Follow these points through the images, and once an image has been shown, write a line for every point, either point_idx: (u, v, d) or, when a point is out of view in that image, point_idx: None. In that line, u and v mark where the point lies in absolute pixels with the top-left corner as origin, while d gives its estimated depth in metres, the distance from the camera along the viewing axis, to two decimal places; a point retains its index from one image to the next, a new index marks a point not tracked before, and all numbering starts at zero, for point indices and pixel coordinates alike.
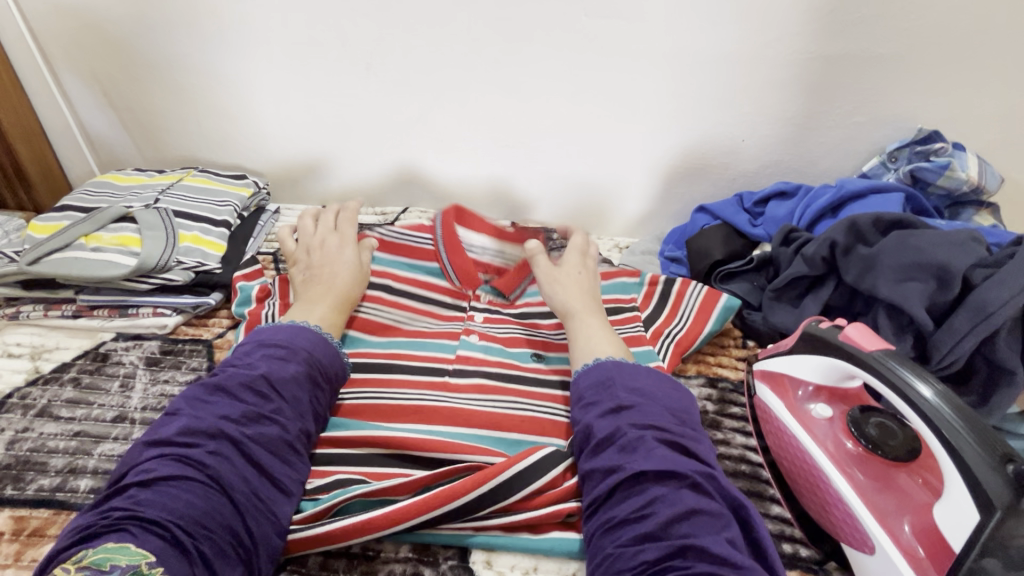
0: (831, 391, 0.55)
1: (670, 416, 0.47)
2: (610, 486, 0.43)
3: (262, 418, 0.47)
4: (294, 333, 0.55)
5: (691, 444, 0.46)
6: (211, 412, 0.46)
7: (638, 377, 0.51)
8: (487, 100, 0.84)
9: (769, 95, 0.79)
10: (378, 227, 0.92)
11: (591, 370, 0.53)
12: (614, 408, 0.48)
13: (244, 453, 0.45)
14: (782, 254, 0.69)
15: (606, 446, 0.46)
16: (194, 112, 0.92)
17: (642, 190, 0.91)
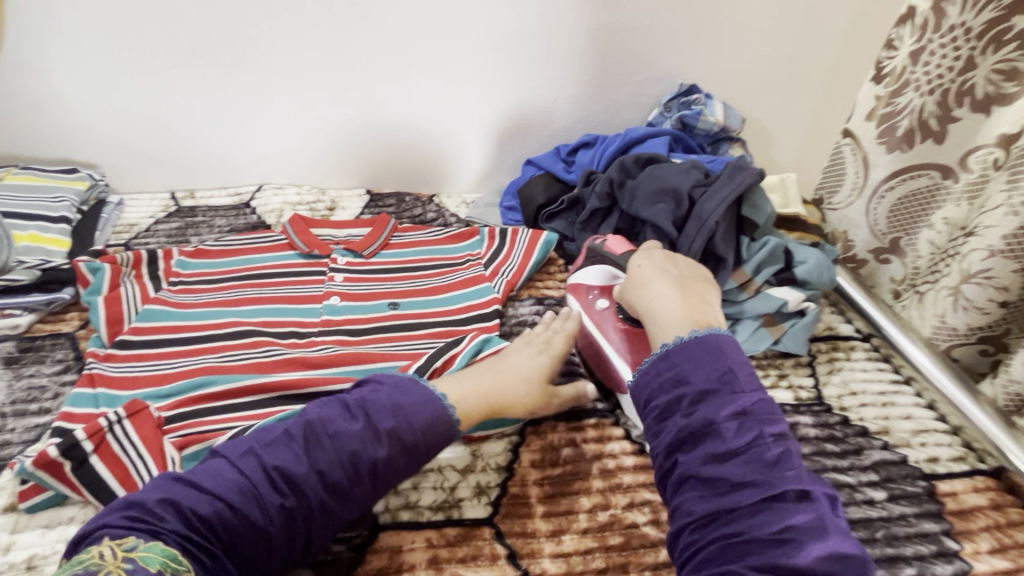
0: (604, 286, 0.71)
1: (753, 409, 0.49)
2: (706, 449, 0.47)
3: (358, 465, 0.49)
4: (425, 410, 0.53)
5: (787, 445, 0.47)
6: (325, 445, 0.49)
7: (739, 365, 0.52)
8: (323, 78, 0.90)
9: (566, 61, 0.95)
10: (234, 208, 0.95)
11: (694, 337, 0.54)
12: (719, 384, 0.50)
13: (321, 483, 0.48)
14: (585, 193, 0.87)
15: (700, 415, 0.49)
16: (2, 107, 0.87)
17: (480, 150, 1.04)
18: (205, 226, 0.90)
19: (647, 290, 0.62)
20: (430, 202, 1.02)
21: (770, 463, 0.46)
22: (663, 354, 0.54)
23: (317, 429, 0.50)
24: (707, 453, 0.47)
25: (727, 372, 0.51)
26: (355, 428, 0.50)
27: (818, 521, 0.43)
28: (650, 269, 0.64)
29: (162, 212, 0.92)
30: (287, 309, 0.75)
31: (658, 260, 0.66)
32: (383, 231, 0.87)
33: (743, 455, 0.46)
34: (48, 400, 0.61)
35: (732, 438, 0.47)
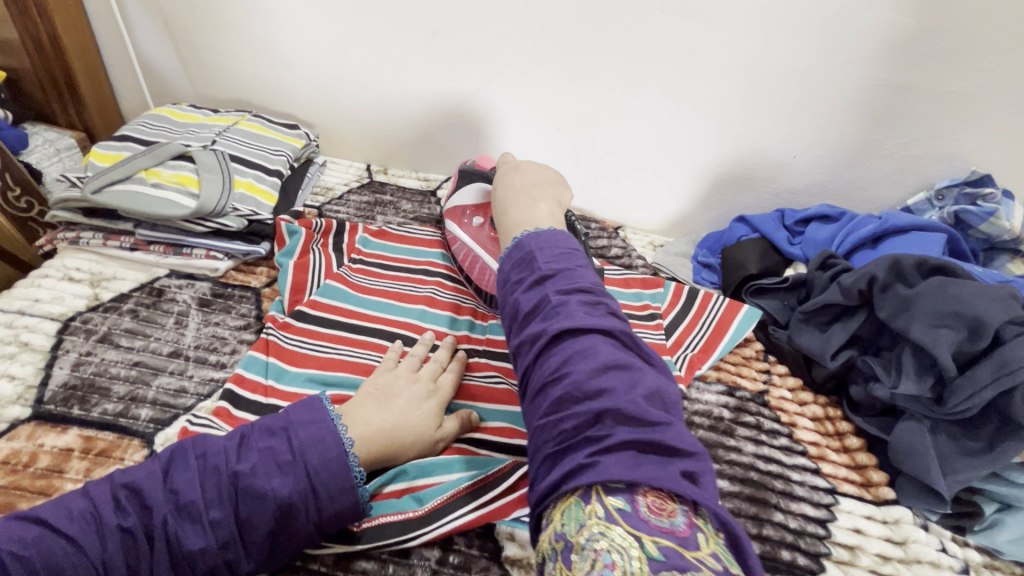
0: (480, 204, 0.73)
1: (585, 285, 0.45)
2: (535, 327, 0.43)
3: (215, 486, 0.41)
4: (313, 429, 0.45)
5: (568, 309, 0.43)
6: (178, 478, 0.42)
7: (582, 266, 0.47)
8: (547, 84, 0.84)
9: (826, 116, 0.79)
10: (421, 193, 0.93)
11: (543, 234, 0.50)
12: (554, 274, 0.45)
13: (174, 512, 0.40)
14: (817, 278, 0.72)
15: (536, 296, 0.44)
16: (250, 54, 0.91)
17: (685, 191, 0.92)
18: (391, 207, 0.89)
19: (497, 198, 0.62)
20: (615, 234, 0.92)
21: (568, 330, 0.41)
22: (520, 259, 0.49)
23: (186, 449, 0.43)
24: (532, 340, 0.42)
25: (568, 268, 0.46)
26: (221, 444, 0.44)
27: (630, 379, 0.38)
28: (501, 189, 0.62)
29: (355, 182, 0.92)
30: (457, 321, 0.68)
31: (515, 176, 0.63)
32: None
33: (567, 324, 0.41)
34: (225, 355, 0.60)
35: (533, 309, 0.44)
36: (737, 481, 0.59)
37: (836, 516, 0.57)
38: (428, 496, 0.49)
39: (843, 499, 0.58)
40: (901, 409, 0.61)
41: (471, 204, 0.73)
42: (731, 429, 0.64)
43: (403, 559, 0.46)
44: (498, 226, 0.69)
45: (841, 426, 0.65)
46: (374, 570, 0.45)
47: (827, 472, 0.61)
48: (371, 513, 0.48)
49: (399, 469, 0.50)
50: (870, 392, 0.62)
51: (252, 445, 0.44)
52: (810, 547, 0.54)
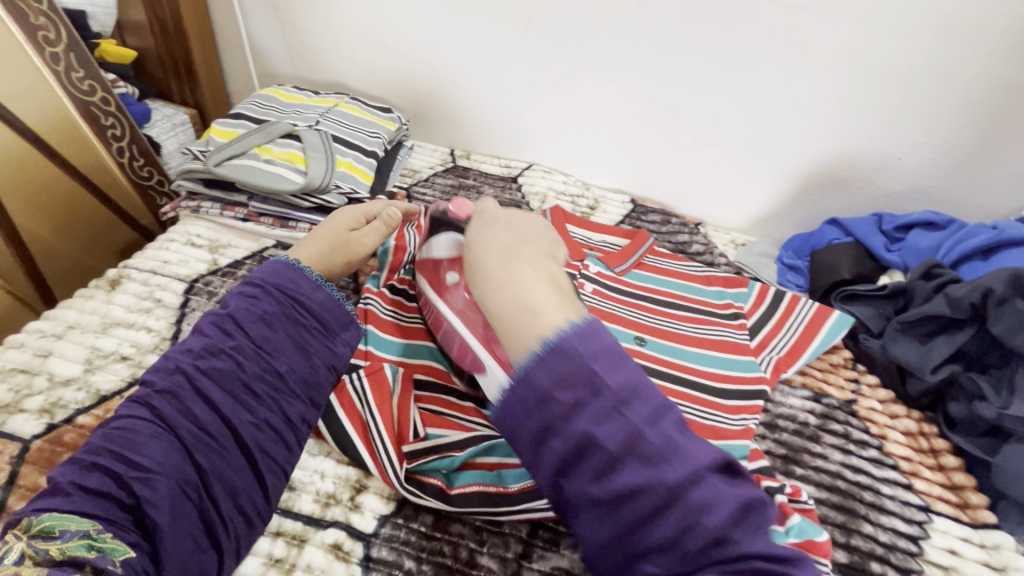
0: (456, 257, 0.55)
1: (614, 390, 0.38)
2: (591, 479, 0.37)
3: (221, 331, 0.48)
4: (270, 266, 0.54)
5: (627, 452, 0.37)
6: (185, 346, 0.48)
7: (605, 352, 0.39)
8: (639, 74, 0.84)
9: (939, 117, 0.75)
10: (503, 179, 0.95)
11: (555, 342, 0.39)
12: (587, 391, 0.38)
13: (198, 359, 0.47)
14: (919, 288, 0.68)
15: (574, 431, 0.37)
16: (351, 37, 0.95)
17: (773, 189, 0.89)
18: (474, 191, 0.91)
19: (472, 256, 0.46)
20: (696, 230, 0.90)
21: (654, 485, 0.36)
22: (537, 362, 0.39)
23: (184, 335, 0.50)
24: (592, 479, 0.37)
25: (590, 374, 0.38)
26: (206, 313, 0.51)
27: (707, 493, 0.37)
28: (475, 250, 0.46)
29: (441, 166, 0.95)
30: None
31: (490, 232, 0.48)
32: (642, 249, 0.81)
33: (628, 459, 0.37)
34: None
35: (602, 460, 0.37)
36: (824, 488, 0.58)
37: (930, 534, 0.55)
38: (516, 478, 0.49)
39: (937, 518, 0.56)
40: (1008, 431, 0.58)
41: (446, 255, 0.56)
42: (816, 435, 0.63)
43: (495, 528, 0.48)
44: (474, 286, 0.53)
45: (937, 443, 0.63)
46: (469, 536, 0.47)
47: (921, 489, 0.59)
48: (461, 481, 0.49)
49: (491, 444, 0.51)
50: (974, 411, 0.60)
51: (230, 299, 0.51)
52: (901, 563, 0.52)
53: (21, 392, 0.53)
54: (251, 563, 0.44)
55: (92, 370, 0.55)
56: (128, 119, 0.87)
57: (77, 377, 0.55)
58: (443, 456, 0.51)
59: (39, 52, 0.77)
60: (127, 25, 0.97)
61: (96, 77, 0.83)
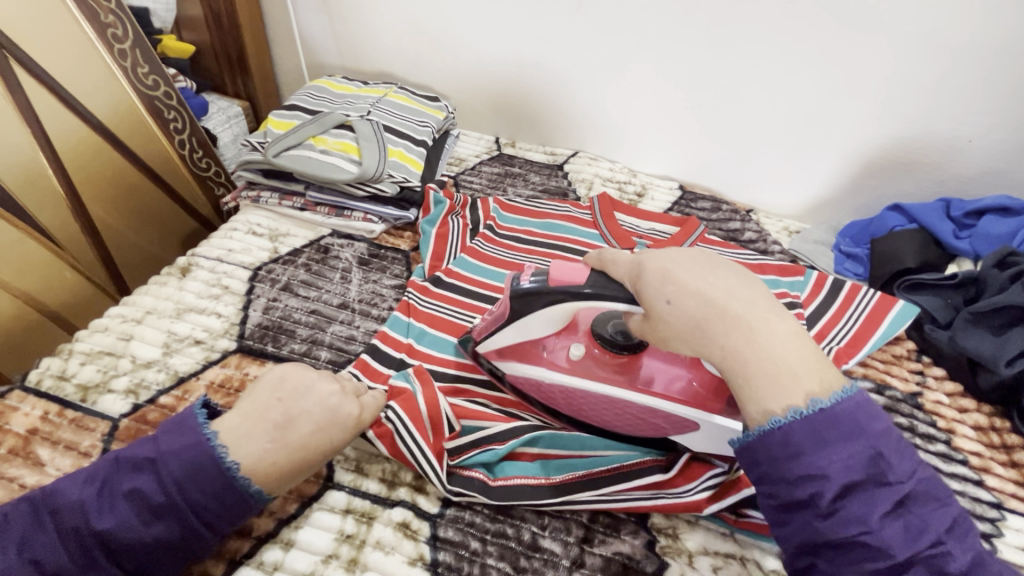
0: (560, 328, 0.53)
1: (904, 479, 0.35)
2: (853, 565, 0.34)
3: (145, 469, 0.41)
4: (186, 455, 0.41)
5: (872, 484, 0.34)
6: (113, 480, 0.41)
7: (867, 410, 0.36)
8: (692, 57, 0.82)
9: (1018, 96, 0.71)
10: (548, 167, 0.94)
11: (828, 408, 0.36)
12: (867, 475, 0.34)
13: (116, 497, 0.40)
14: (992, 277, 0.66)
15: (811, 467, 0.35)
16: (398, 27, 0.95)
17: (831, 174, 0.86)
18: (520, 179, 0.91)
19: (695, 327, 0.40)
20: (748, 217, 0.88)
21: (885, 519, 0.34)
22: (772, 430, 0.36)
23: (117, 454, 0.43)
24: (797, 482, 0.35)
25: (877, 459, 0.35)
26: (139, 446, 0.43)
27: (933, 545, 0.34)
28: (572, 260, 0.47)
29: (486, 154, 0.96)
30: None
31: (682, 279, 0.41)
32: (693, 237, 0.79)
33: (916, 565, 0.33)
34: (385, 308, 0.66)
35: (846, 484, 0.34)
36: None
37: (1003, 531, 0.53)
38: (558, 469, 0.49)
39: (1011, 516, 0.54)
40: None
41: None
42: None
43: (552, 515, 0.48)
44: (547, 328, 0.47)
45: (1009, 439, 0.60)
46: (531, 519, 0.48)
47: (992, 485, 0.57)
48: (504, 473, 0.49)
49: (533, 435, 0.51)
50: None
51: (159, 441, 0.42)
52: None
53: (108, 372, 0.56)
54: (325, 538, 0.46)
55: (169, 354, 0.59)
56: (189, 113, 0.90)
57: (157, 359, 0.58)
58: (484, 449, 0.51)
59: (109, 50, 0.81)
60: (184, 21, 1.00)
61: (159, 72, 0.86)
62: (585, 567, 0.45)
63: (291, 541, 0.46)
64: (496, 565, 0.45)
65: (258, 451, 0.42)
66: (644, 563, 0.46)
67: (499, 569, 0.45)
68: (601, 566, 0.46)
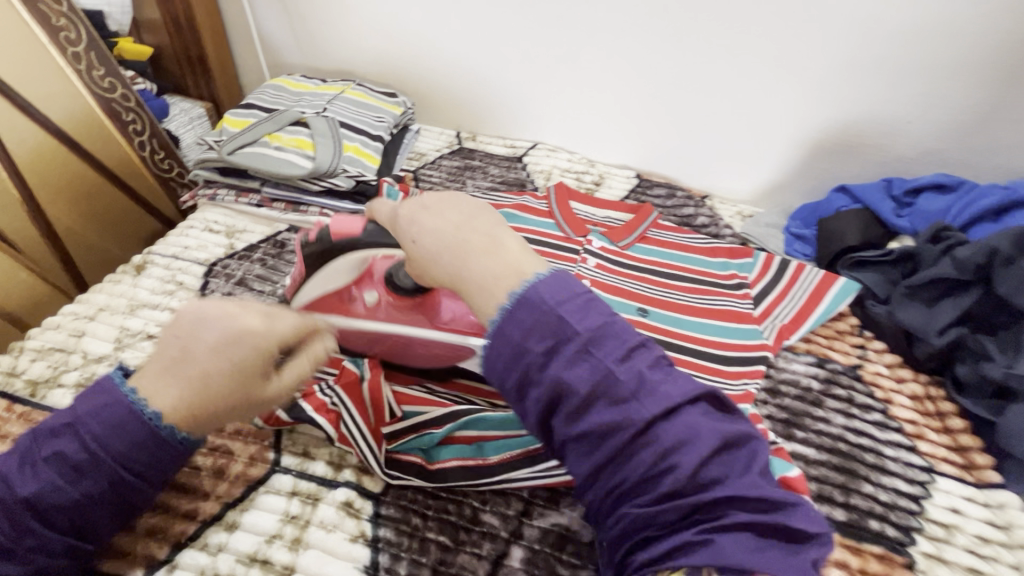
0: (359, 276, 0.55)
1: (587, 334, 0.38)
2: (570, 419, 0.38)
3: (65, 434, 0.41)
4: (101, 413, 0.41)
5: (620, 371, 0.38)
6: (38, 448, 0.41)
7: (578, 301, 0.39)
8: (640, 47, 0.83)
9: (950, 76, 0.73)
10: (508, 159, 0.96)
11: (522, 293, 0.39)
12: (556, 339, 0.38)
13: (43, 463, 0.40)
14: (927, 252, 0.68)
15: (548, 378, 0.38)
16: (356, 25, 0.96)
17: (781, 159, 0.88)
18: (479, 171, 0.92)
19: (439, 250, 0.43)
20: (702, 203, 0.90)
21: (653, 418, 0.37)
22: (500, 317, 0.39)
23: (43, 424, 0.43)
24: (536, 382, 0.38)
25: (585, 334, 0.38)
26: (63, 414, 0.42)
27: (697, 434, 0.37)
28: (429, 243, 0.43)
29: (446, 148, 0.97)
30: None
31: (421, 225, 0.45)
32: (646, 223, 0.81)
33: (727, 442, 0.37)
34: None
35: (624, 389, 0.37)
36: (824, 451, 0.58)
37: (932, 493, 0.55)
38: (494, 449, 0.51)
39: (940, 478, 0.57)
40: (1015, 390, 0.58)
41: (349, 280, 0.55)
42: (819, 400, 0.63)
43: (492, 492, 0.50)
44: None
45: (943, 406, 0.63)
46: (472, 495, 0.50)
47: (924, 451, 0.59)
48: (441, 457, 0.51)
49: (469, 418, 0.52)
50: (980, 372, 0.59)
51: (78, 404, 0.42)
52: (901, 521, 0.53)
53: (60, 368, 0.57)
54: (269, 519, 0.48)
55: (121, 348, 0.60)
56: (148, 114, 0.92)
57: (109, 354, 0.59)
58: (422, 434, 0.52)
59: (63, 53, 0.81)
60: (143, 23, 1.01)
61: (115, 74, 0.87)
62: (523, 539, 0.47)
63: (236, 524, 0.47)
64: (436, 539, 0.47)
65: (171, 393, 0.41)
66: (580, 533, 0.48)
67: (439, 543, 0.47)
68: (538, 537, 0.47)
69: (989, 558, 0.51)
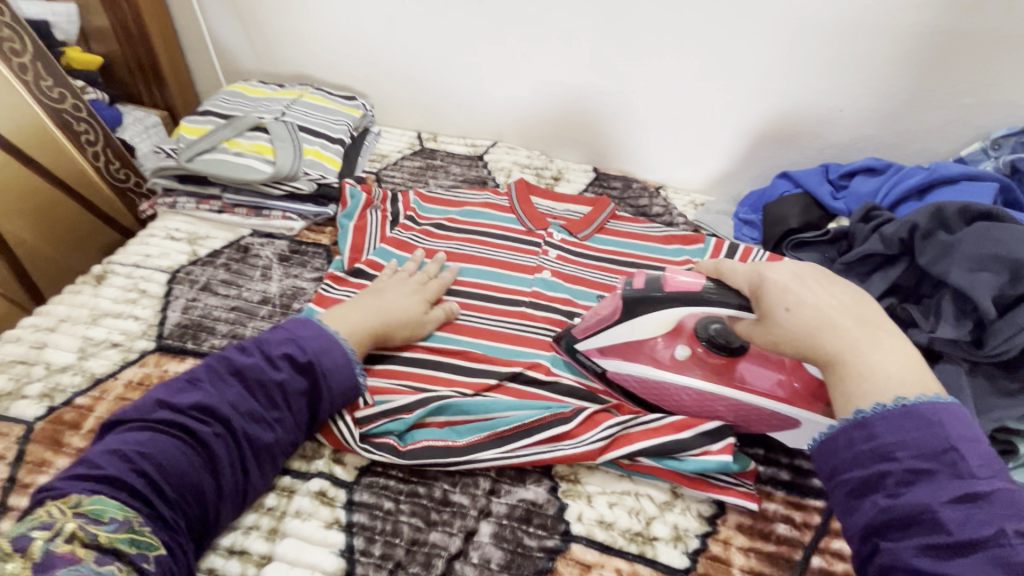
0: (670, 331, 0.59)
1: (947, 462, 0.39)
2: (922, 545, 0.37)
3: (261, 382, 0.50)
4: (298, 360, 0.52)
5: (926, 488, 0.39)
6: (229, 391, 0.49)
7: (970, 434, 0.40)
8: (590, 45, 0.87)
9: (874, 66, 0.78)
10: (469, 158, 0.98)
11: (908, 404, 0.42)
12: (941, 462, 0.39)
13: (240, 407, 0.48)
14: (859, 230, 0.73)
15: (913, 501, 0.38)
16: (312, 29, 0.97)
17: (728, 149, 0.92)
18: (441, 171, 0.94)
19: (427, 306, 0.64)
20: (657, 194, 0.94)
21: (1009, 550, 0.35)
22: (856, 423, 0.43)
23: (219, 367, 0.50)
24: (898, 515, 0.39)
25: (938, 449, 0.40)
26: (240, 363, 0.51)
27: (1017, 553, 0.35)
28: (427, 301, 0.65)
29: (408, 149, 0.98)
30: (501, 276, 0.73)
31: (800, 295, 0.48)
32: (604, 214, 0.84)
33: (977, 551, 0.36)
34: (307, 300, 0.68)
35: (951, 520, 0.37)
36: None
37: None
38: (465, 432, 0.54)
39: None
40: (938, 352, 0.63)
41: (661, 332, 0.59)
42: None
43: (460, 472, 0.52)
44: (719, 346, 0.58)
45: None
46: (443, 477, 0.52)
47: None
48: (413, 439, 0.53)
49: (443, 402, 0.55)
50: (908, 338, 0.64)
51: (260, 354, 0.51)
52: None
53: (21, 381, 0.57)
54: (244, 512, 0.49)
55: (85, 358, 0.59)
56: (101, 124, 0.90)
57: (72, 364, 0.59)
58: (394, 419, 0.54)
59: (8, 63, 0.80)
60: (91, 31, 1.00)
61: (64, 84, 0.86)
62: (492, 514, 0.50)
63: None
64: (408, 520, 0.49)
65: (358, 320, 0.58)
66: (545, 506, 0.50)
67: (411, 523, 0.49)
68: (506, 512, 0.50)
69: None
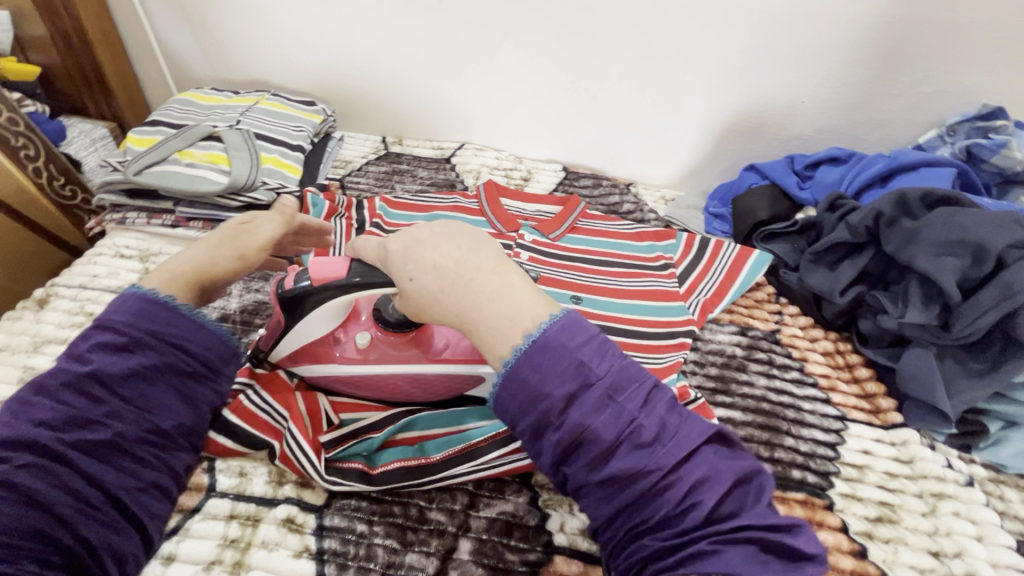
0: (374, 329, 0.52)
1: (608, 380, 0.40)
2: (590, 465, 0.39)
3: (90, 391, 0.43)
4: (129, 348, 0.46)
5: (623, 405, 0.39)
6: (48, 413, 0.42)
7: (594, 344, 0.41)
8: (553, 43, 0.85)
9: (834, 57, 0.79)
10: (436, 161, 0.96)
11: (537, 337, 0.41)
12: (578, 384, 0.39)
13: (75, 425, 0.42)
14: (826, 220, 0.73)
15: (571, 423, 0.39)
16: (266, 33, 0.93)
17: (695, 143, 0.92)
18: (408, 175, 0.92)
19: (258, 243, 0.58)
20: (627, 190, 0.94)
21: (647, 445, 0.38)
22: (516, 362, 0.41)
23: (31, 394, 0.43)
24: (572, 437, 0.39)
25: (581, 368, 0.40)
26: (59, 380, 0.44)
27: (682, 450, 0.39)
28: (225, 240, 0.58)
29: (373, 154, 0.96)
30: None
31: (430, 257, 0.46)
32: (575, 213, 0.83)
33: (622, 448, 0.38)
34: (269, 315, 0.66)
35: (611, 431, 0.38)
36: (750, 412, 0.62)
37: (846, 439, 0.60)
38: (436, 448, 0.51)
39: (852, 424, 0.62)
40: (908, 338, 0.64)
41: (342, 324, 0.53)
42: (743, 365, 0.67)
43: (435, 491, 0.50)
44: None
45: (851, 359, 0.68)
46: (418, 494, 0.50)
47: (838, 401, 0.64)
48: (383, 460, 0.51)
49: (411, 418, 0.53)
50: (879, 325, 0.65)
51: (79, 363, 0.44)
52: (820, 467, 0.58)
53: None
54: (206, 546, 0.46)
55: None
56: (40, 137, 0.85)
57: None
58: (361, 440, 0.52)
59: None
60: (27, 40, 0.94)
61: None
62: (470, 530, 0.48)
63: (171, 557, 0.46)
64: (383, 542, 0.47)
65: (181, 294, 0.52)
66: (526, 518, 0.49)
67: (387, 546, 0.46)
68: (485, 527, 0.48)
69: (897, 490, 0.56)
